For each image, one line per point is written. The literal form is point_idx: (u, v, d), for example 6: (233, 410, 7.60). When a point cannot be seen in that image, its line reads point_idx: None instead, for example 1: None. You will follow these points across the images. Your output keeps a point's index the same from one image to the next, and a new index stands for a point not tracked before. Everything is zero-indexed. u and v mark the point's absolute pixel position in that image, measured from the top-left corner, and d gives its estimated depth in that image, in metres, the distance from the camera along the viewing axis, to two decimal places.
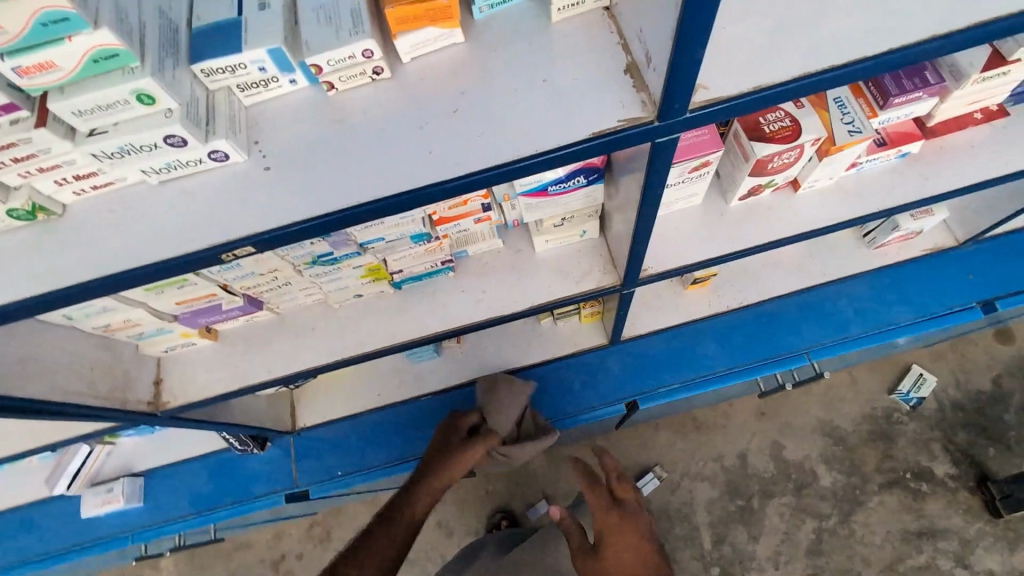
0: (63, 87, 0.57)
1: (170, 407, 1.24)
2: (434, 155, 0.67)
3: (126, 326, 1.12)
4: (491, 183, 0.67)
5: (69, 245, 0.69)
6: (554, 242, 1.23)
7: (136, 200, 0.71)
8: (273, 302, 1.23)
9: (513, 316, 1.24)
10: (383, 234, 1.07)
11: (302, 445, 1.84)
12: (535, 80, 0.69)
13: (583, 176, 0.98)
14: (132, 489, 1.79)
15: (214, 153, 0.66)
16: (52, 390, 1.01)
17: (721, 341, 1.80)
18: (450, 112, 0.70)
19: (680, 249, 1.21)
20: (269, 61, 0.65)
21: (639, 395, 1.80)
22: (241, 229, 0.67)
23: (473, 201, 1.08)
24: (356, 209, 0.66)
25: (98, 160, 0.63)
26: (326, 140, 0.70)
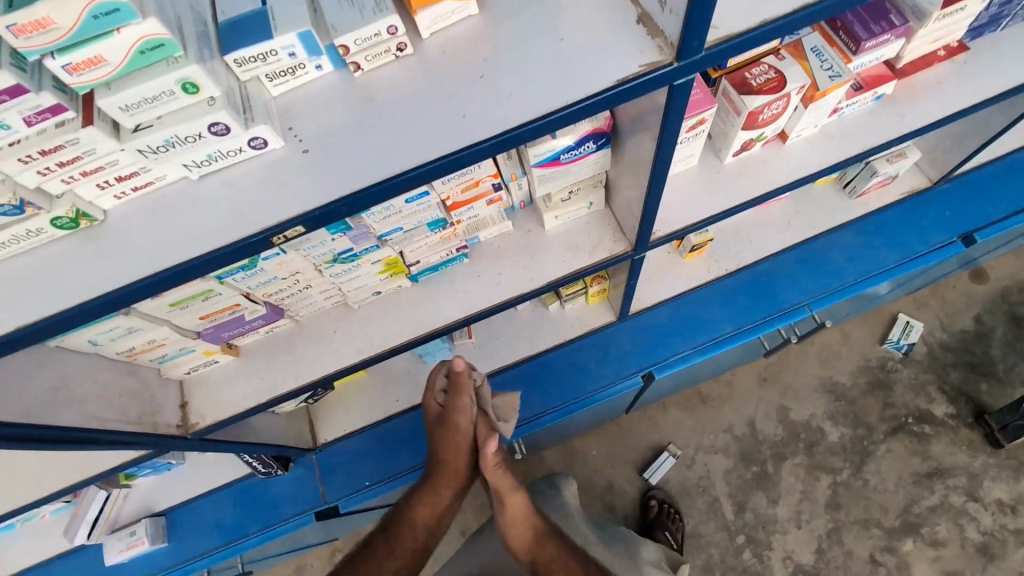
0: (110, 82, 0.58)
1: (199, 427, 1.22)
2: (468, 119, 0.70)
3: (151, 348, 1.11)
4: (524, 139, 0.70)
5: (111, 249, 0.70)
6: (562, 217, 1.26)
7: (176, 198, 0.71)
8: (293, 308, 1.23)
9: (533, 294, 1.27)
10: (401, 224, 1.08)
11: (325, 461, 1.82)
12: (553, 41, 0.73)
13: (592, 142, 1.01)
14: (155, 530, 1.75)
15: (254, 140, 0.68)
16: (85, 418, 1.00)
17: (724, 304, 1.85)
18: (475, 78, 0.72)
19: (682, 212, 1.26)
20: (299, 46, 0.67)
21: (653, 366, 1.84)
22: (289, 211, 0.69)
23: (484, 182, 1.10)
24: (400, 176, 0.68)
25: (143, 155, 0.64)
26: (359, 119, 0.72)
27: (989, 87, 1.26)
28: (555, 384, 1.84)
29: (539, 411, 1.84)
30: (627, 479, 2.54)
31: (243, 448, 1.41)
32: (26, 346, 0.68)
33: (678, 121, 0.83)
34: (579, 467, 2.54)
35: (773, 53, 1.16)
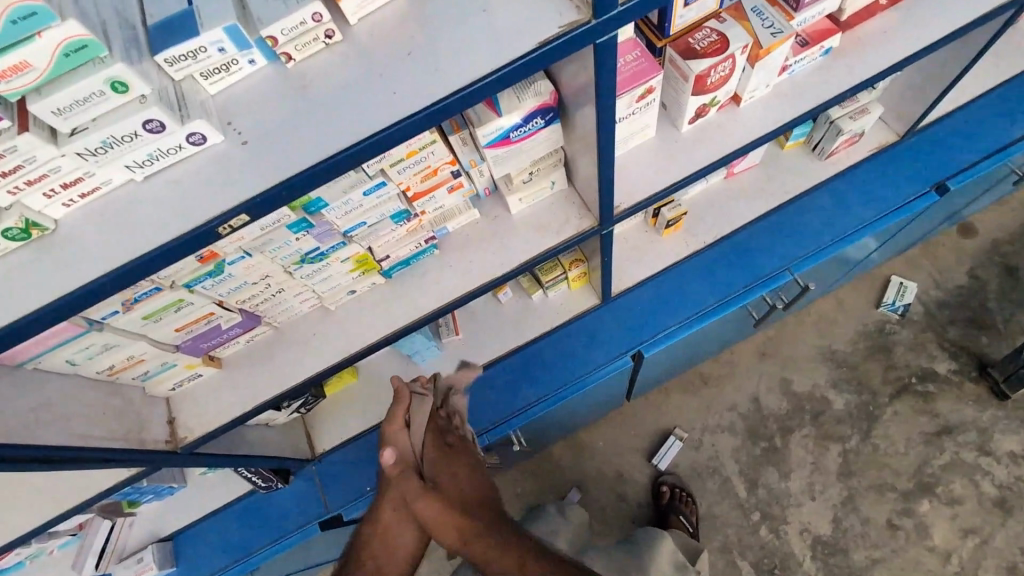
0: (40, 89, 0.60)
1: (188, 441, 1.24)
2: (400, 95, 0.72)
3: (131, 365, 1.13)
4: (456, 109, 0.72)
5: (64, 255, 0.71)
6: (528, 199, 1.27)
7: (124, 201, 0.73)
8: (270, 314, 1.25)
9: (507, 278, 1.28)
10: (364, 218, 1.10)
11: (326, 472, 1.83)
12: (477, 15, 0.75)
13: (540, 117, 1.03)
14: (162, 555, 1.76)
15: (192, 136, 0.70)
16: (69, 436, 1.01)
17: (707, 276, 1.86)
18: (404, 55, 0.74)
19: (646, 183, 1.27)
20: (227, 40, 0.69)
21: (642, 344, 1.85)
22: (234, 200, 0.71)
23: (442, 170, 1.12)
24: (337, 155, 0.70)
25: (82, 158, 0.66)
26: (296, 107, 0.74)
27: (935, 31, 1.27)
28: (546, 372, 1.85)
29: (532, 401, 1.85)
30: (635, 467, 2.53)
31: (236, 461, 1.41)
32: None
33: (614, 87, 0.85)
34: (586, 459, 2.54)
35: (715, 16, 1.18)
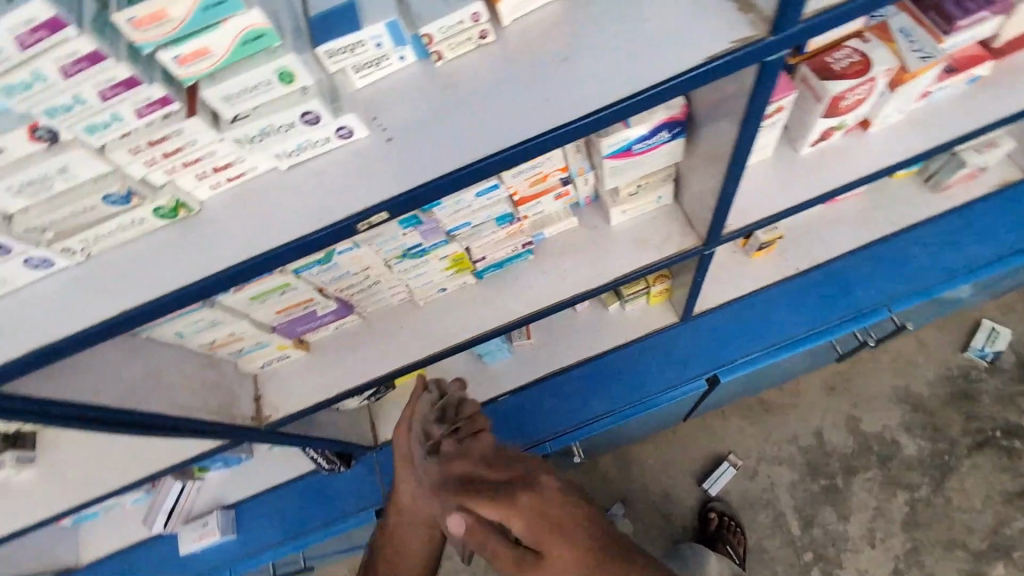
0: (213, 74, 0.61)
1: (272, 420, 1.26)
2: (554, 102, 0.69)
3: (230, 341, 1.15)
4: (610, 121, 0.68)
5: (204, 237, 0.72)
6: (631, 211, 1.23)
7: (266, 188, 0.73)
8: (362, 305, 1.25)
9: (600, 291, 1.24)
10: (470, 218, 1.08)
11: (385, 460, 1.84)
12: (636, 24, 0.71)
13: (666, 131, 0.99)
14: (226, 521, 1.82)
15: (341, 130, 0.69)
16: (171, 406, 1.05)
17: (795, 304, 1.77)
18: (558, 61, 0.72)
19: (757, 204, 1.20)
20: (386, 36, 0.68)
21: (718, 368, 1.77)
22: (376, 196, 0.69)
23: (552, 176, 1.09)
24: (485, 160, 0.68)
25: (239, 145, 0.67)
26: (443, 106, 0.72)
27: None
28: (616, 385, 1.80)
29: (596, 415, 1.80)
30: (685, 489, 2.45)
31: (307, 442, 1.43)
32: (122, 333, 0.71)
33: (762, 110, 0.79)
34: (636, 475, 2.47)
35: (857, 35, 1.10)
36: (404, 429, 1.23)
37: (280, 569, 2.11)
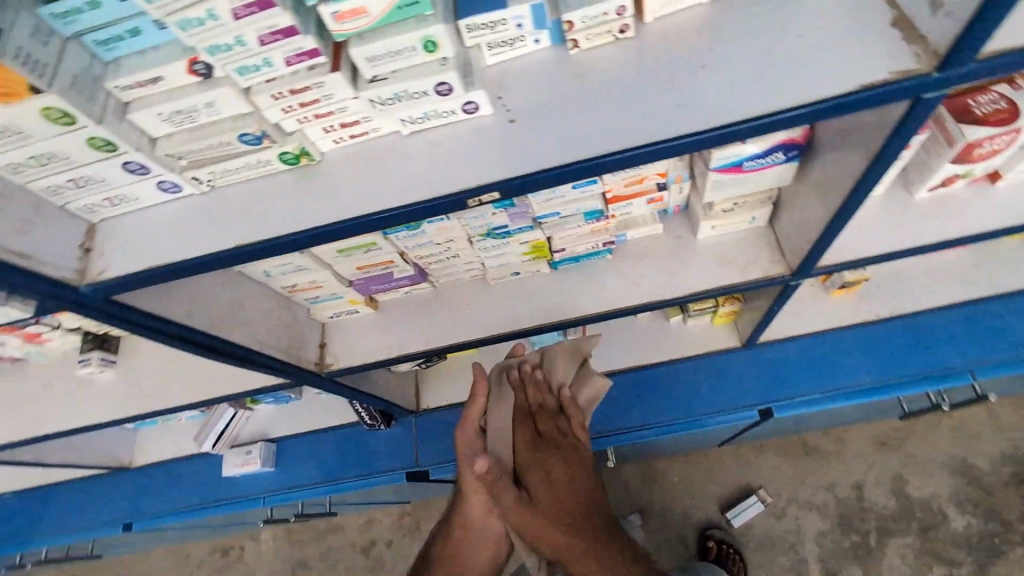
0: (363, 34, 0.63)
1: (332, 368, 1.31)
2: (686, 107, 0.67)
3: (310, 288, 1.20)
4: (741, 136, 0.66)
5: (320, 188, 0.75)
6: (721, 228, 1.19)
7: (384, 150, 0.75)
8: (435, 275, 1.28)
9: (674, 303, 1.22)
10: (560, 209, 1.08)
11: (423, 427, 1.88)
12: (785, 39, 0.68)
13: (781, 153, 0.95)
14: (268, 453, 1.91)
15: (468, 104, 0.70)
16: (250, 338, 1.10)
17: (868, 351, 1.68)
18: (697, 66, 0.70)
19: (857, 242, 1.13)
20: (528, 18, 0.68)
21: (773, 402, 1.71)
22: (490, 175, 0.70)
23: (649, 180, 1.07)
24: (606, 156, 0.67)
25: (371, 105, 0.69)
26: (571, 95, 0.72)
27: None
28: (664, 399, 1.77)
29: (638, 424, 1.76)
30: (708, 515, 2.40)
31: (356, 395, 1.49)
32: (227, 266, 0.76)
33: (898, 149, 0.75)
34: (660, 491, 2.42)
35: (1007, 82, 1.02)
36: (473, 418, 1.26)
37: (306, 509, 2.21)
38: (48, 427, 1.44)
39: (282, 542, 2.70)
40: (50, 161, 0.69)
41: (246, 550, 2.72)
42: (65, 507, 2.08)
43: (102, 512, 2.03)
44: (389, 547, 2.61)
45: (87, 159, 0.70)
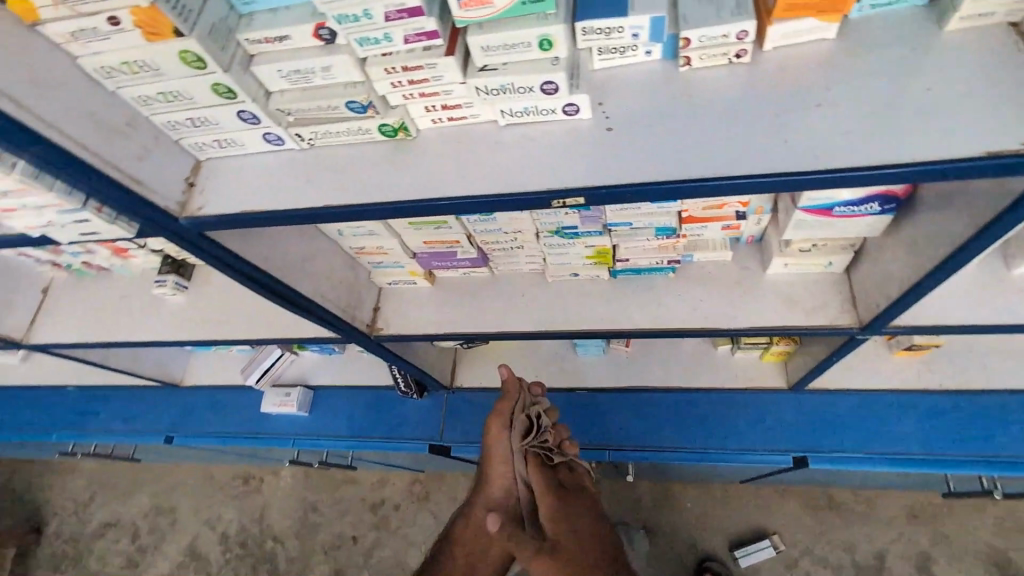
0: (483, 24, 0.64)
1: (381, 333, 1.36)
2: (792, 144, 0.66)
3: (375, 253, 1.25)
4: (846, 184, 0.64)
5: (412, 164, 0.77)
6: (793, 267, 1.16)
7: (479, 136, 0.77)
8: (495, 262, 1.30)
9: (728, 333, 1.19)
10: (633, 220, 1.07)
11: (452, 404, 1.92)
12: (912, 90, 0.65)
13: (878, 203, 0.91)
14: (304, 399, 2.00)
15: (570, 106, 0.71)
16: (313, 291, 1.16)
17: (925, 420, 1.59)
18: (811, 104, 0.67)
19: (938, 307, 1.07)
20: (646, 29, 0.67)
21: (810, 453, 1.65)
22: (578, 179, 0.70)
23: (730, 207, 1.05)
24: (699, 182, 0.66)
25: (475, 93, 0.70)
26: (673, 113, 0.71)
27: None
28: (697, 426, 1.73)
29: (665, 445, 1.73)
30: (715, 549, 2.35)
31: (397, 361, 1.54)
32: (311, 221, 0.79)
33: (1012, 223, 0.70)
34: (671, 515, 2.37)
35: None
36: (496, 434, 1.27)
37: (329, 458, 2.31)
38: (121, 336, 1.56)
39: (299, 482, 2.83)
40: (175, 99, 0.74)
41: (264, 483, 2.86)
42: (116, 410, 2.25)
43: (146, 422, 2.18)
44: (396, 509, 2.71)
45: (207, 102, 0.74)
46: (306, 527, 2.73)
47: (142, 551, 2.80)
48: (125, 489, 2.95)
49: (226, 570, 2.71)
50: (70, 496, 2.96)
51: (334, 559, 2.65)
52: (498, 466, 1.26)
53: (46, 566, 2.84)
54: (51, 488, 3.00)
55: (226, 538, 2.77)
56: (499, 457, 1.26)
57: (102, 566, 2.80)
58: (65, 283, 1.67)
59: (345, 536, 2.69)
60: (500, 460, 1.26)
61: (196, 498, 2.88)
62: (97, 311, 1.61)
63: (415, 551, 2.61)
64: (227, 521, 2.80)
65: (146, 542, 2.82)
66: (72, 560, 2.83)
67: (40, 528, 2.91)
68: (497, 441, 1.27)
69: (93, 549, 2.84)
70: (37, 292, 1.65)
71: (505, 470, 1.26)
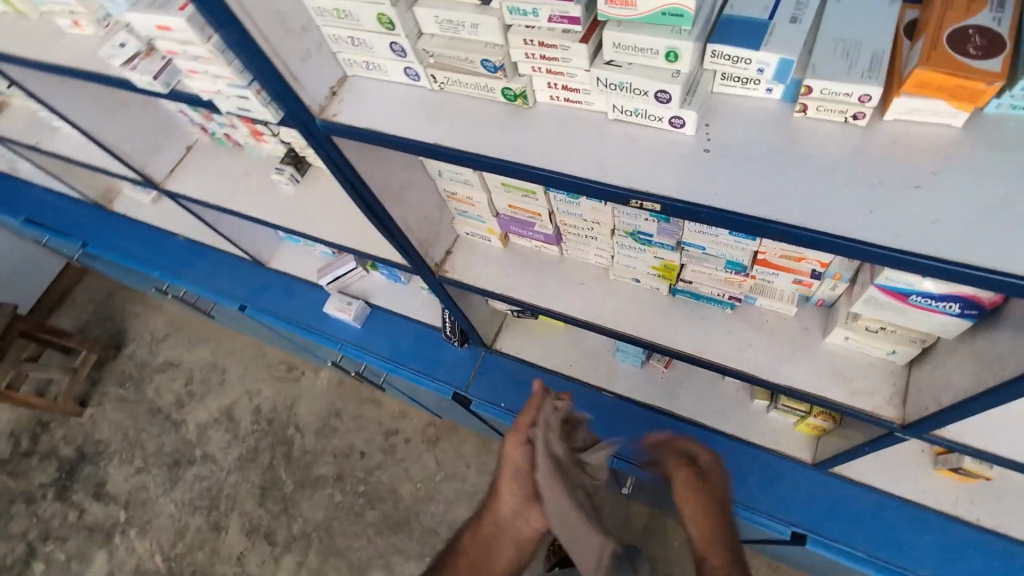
0: (622, 23, 0.70)
1: (446, 274, 1.48)
2: (878, 218, 0.68)
3: (463, 201, 1.35)
4: (915, 270, 0.66)
5: (521, 131, 0.85)
6: (854, 343, 1.13)
7: (587, 123, 0.83)
8: (567, 244, 1.36)
9: (763, 384, 1.20)
10: (707, 245, 1.09)
11: (488, 363, 2.04)
12: (1018, 205, 0.65)
13: (957, 305, 0.87)
14: (361, 312, 2.18)
15: (677, 119, 0.75)
16: (401, 217, 1.28)
17: (944, 546, 1.52)
18: (909, 185, 0.68)
19: (990, 433, 1.02)
20: (771, 67, 0.70)
21: (812, 533, 1.62)
22: (663, 188, 0.76)
23: (808, 262, 1.05)
24: (774, 225, 0.70)
25: (596, 83, 0.76)
26: (774, 154, 0.73)
27: None
28: None
29: None
30: None
31: (451, 305, 1.66)
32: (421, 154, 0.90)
33: None
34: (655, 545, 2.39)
35: None
36: (518, 438, 1.25)
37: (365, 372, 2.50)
38: (235, 206, 1.78)
39: (332, 387, 3.07)
40: (345, 17, 0.86)
41: (304, 376, 3.13)
42: (208, 268, 2.54)
43: (229, 286, 2.45)
44: (406, 442, 2.89)
45: (368, 27, 0.85)
46: (326, 427, 2.98)
47: (190, 396, 3.18)
48: (193, 339, 3.33)
49: (249, 438, 3.02)
50: (149, 329, 3.40)
51: (340, 464, 2.89)
52: (508, 482, 1.24)
53: (114, 379, 3.28)
54: (138, 317, 3.44)
55: (258, 412, 3.08)
56: (510, 470, 1.24)
57: (155, 396, 3.20)
58: (205, 147, 1.91)
59: (355, 449, 2.91)
60: (512, 475, 1.24)
61: (245, 368, 3.20)
62: (222, 178, 1.84)
63: (410, 485, 2.80)
64: (263, 397, 3.11)
65: (195, 389, 3.19)
66: (134, 382, 3.25)
67: (120, 346, 3.37)
68: (512, 452, 1.25)
69: (152, 379, 3.24)
70: (183, 147, 1.91)
71: (513, 485, 1.24)
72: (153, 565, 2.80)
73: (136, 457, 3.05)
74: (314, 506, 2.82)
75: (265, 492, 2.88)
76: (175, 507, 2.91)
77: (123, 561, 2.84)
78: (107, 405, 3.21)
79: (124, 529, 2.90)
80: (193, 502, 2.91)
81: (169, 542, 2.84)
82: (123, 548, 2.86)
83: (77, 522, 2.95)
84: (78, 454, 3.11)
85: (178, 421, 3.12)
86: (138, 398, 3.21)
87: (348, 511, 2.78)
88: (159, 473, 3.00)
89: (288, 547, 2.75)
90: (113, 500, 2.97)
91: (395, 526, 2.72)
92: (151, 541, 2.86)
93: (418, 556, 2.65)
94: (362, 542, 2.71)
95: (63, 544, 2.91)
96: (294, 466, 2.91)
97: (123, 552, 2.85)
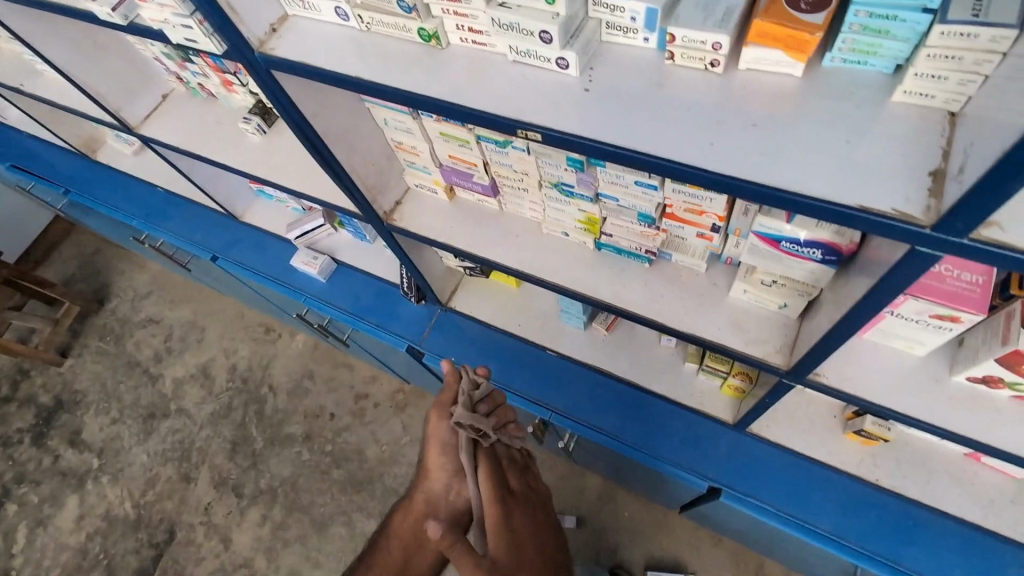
0: None
1: (394, 222, 1.56)
2: (716, 149, 0.77)
3: (408, 151, 1.43)
4: (745, 194, 0.75)
5: (434, 68, 0.94)
6: (752, 295, 1.23)
7: (491, 63, 0.92)
8: (504, 196, 1.45)
9: (673, 333, 1.30)
10: (619, 196, 1.19)
11: (443, 320, 2.13)
12: (836, 140, 0.73)
13: (820, 251, 0.97)
14: (326, 267, 2.27)
15: (561, 60, 0.84)
16: (346, 159, 1.35)
17: (847, 504, 1.63)
18: (747, 123, 0.77)
19: (864, 378, 1.11)
20: (642, 15, 0.79)
21: (727, 488, 1.73)
22: (546, 120, 0.85)
23: (707, 216, 1.15)
24: (631, 152, 0.79)
25: (493, 24, 0.85)
26: (640, 94, 0.83)
27: None
28: (638, 424, 1.84)
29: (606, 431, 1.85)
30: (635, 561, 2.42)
31: (404, 257, 1.75)
32: (346, 87, 0.98)
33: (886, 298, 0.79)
34: (606, 514, 2.50)
35: None
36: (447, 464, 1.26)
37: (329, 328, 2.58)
38: (204, 152, 1.86)
39: (307, 349, 3.17)
40: None
41: (281, 338, 3.23)
42: (183, 219, 2.62)
43: (203, 238, 2.53)
44: (374, 407, 2.99)
45: None
46: (299, 388, 3.08)
47: (168, 351, 3.27)
48: (174, 296, 3.42)
49: (222, 395, 3.11)
50: (132, 286, 3.48)
51: (309, 424, 2.99)
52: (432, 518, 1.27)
53: (95, 333, 3.36)
54: (121, 273, 3.52)
55: (233, 369, 3.17)
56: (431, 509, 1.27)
57: (134, 350, 3.29)
58: (181, 97, 2.00)
59: (324, 410, 3.01)
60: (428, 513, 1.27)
61: (222, 327, 3.30)
62: (194, 126, 1.93)
63: (374, 446, 2.89)
64: (239, 356, 3.21)
65: (173, 345, 3.28)
66: (115, 336, 3.34)
67: (103, 301, 3.45)
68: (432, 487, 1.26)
69: (133, 334, 3.33)
70: (159, 95, 2.00)
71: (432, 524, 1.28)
72: (122, 512, 2.89)
73: (113, 408, 3.15)
74: (281, 462, 2.91)
75: (235, 446, 2.98)
76: (147, 457, 3.01)
77: (93, 506, 2.92)
78: (86, 357, 3.30)
79: (97, 475, 2.99)
80: (165, 453, 3.01)
81: (140, 490, 2.93)
82: (94, 494, 2.95)
83: (51, 467, 3.04)
84: (56, 403, 3.20)
85: (155, 375, 3.21)
86: (118, 351, 3.30)
87: (313, 468, 2.88)
88: (134, 425, 3.09)
89: (253, 500, 2.85)
90: (87, 448, 3.06)
91: (358, 484, 2.82)
92: (121, 489, 2.94)
93: (378, 513, 2.74)
94: (325, 499, 2.80)
95: (36, 487, 3.00)
96: (265, 423, 3.01)
97: (94, 498, 2.94)
